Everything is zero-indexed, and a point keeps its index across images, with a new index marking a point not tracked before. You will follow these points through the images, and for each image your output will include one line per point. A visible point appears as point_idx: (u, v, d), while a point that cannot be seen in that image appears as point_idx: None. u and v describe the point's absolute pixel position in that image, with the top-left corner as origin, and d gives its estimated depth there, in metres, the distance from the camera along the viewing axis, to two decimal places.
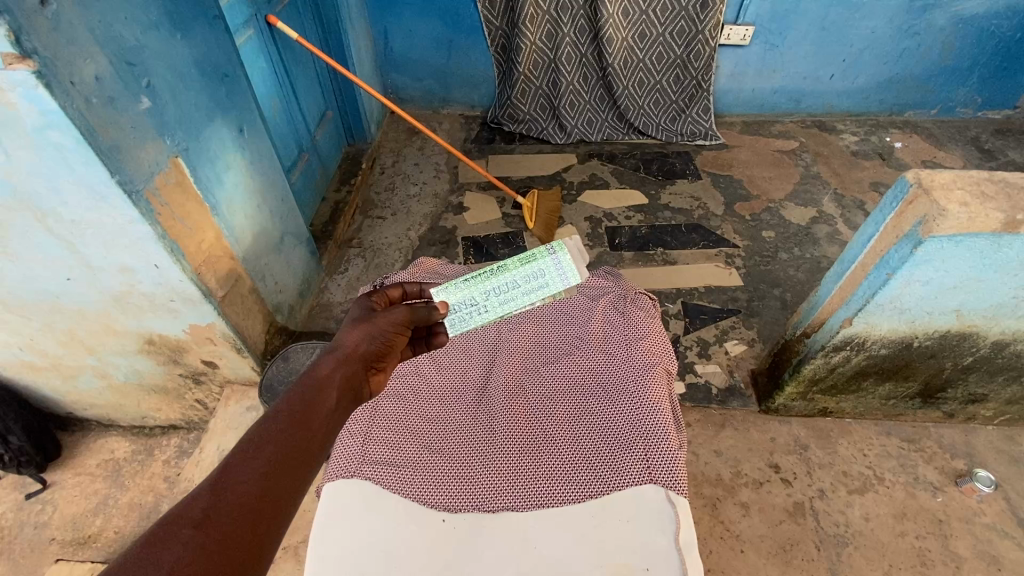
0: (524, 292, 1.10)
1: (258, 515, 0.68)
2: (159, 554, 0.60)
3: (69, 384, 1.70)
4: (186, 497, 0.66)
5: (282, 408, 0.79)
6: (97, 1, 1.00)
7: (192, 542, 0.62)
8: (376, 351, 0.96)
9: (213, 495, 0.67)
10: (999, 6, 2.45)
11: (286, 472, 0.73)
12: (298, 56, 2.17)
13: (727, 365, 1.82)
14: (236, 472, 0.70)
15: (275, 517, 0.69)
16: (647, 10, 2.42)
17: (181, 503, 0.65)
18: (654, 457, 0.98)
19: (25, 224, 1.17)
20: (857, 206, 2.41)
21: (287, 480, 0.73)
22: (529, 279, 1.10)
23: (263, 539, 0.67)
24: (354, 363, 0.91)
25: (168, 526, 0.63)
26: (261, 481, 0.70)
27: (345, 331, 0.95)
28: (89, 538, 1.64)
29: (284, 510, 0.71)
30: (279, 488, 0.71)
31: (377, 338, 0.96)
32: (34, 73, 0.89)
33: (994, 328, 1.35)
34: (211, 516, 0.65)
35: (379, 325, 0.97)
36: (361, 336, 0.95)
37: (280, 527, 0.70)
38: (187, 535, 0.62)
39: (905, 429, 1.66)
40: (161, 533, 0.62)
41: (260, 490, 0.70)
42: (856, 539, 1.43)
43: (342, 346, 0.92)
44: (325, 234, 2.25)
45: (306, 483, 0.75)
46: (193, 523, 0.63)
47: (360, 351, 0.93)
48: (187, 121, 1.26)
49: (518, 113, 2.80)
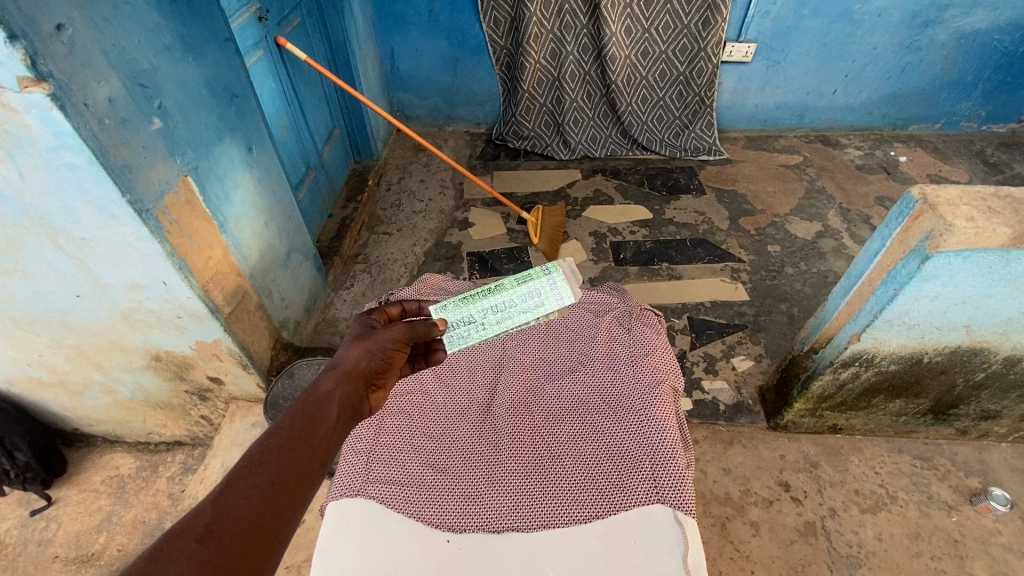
0: (522, 310, 1.10)
1: (259, 529, 0.67)
2: (163, 568, 0.59)
3: (75, 400, 1.71)
4: (189, 512, 0.66)
5: (284, 424, 0.79)
6: (112, 26, 1.02)
7: (195, 557, 0.61)
8: (377, 367, 0.95)
9: (217, 510, 0.67)
10: (1001, 21, 2.46)
11: (288, 488, 0.72)
12: (307, 76, 2.21)
13: (735, 381, 1.81)
14: (238, 488, 0.70)
15: (276, 533, 0.68)
16: (649, 28, 2.45)
17: (185, 517, 0.65)
18: (661, 475, 0.97)
19: (37, 242, 1.18)
20: (863, 220, 2.40)
21: (288, 495, 0.72)
22: (524, 299, 1.10)
23: (264, 554, 0.66)
24: (354, 380, 0.91)
25: (172, 541, 0.62)
26: (264, 496, 0.70)
27: (346, 349, 0.95)
28: (92, 556, 1.63)
29: (285, 525, 0.70)
30: (280, 504, 0.71)
31: (377, 354, 0.96)
32: (49, 96, 0.91)
33: (1005, 344, 1.34)
34: (214, 531, 0.64)
35: (379, 341, 0.97)
36: (361, 353, 0.95)
37: (281, 542, 0.69)
38: (191, 550, 0.62)
39: (917, 446, 1.64)
40: (165, 548, 0.61)
41: (262, 505, 0.69)
42: (870, 560, 1.39)
43: (342, 363, 0.92)
44: (331, 250, 2.27)
45: (308, 498, 0.74)
46: (196, 537, 0.63)
47: (361, 367, 0.93)
48: (197, 140, 1.28)
49: (523, 130, 2.83)
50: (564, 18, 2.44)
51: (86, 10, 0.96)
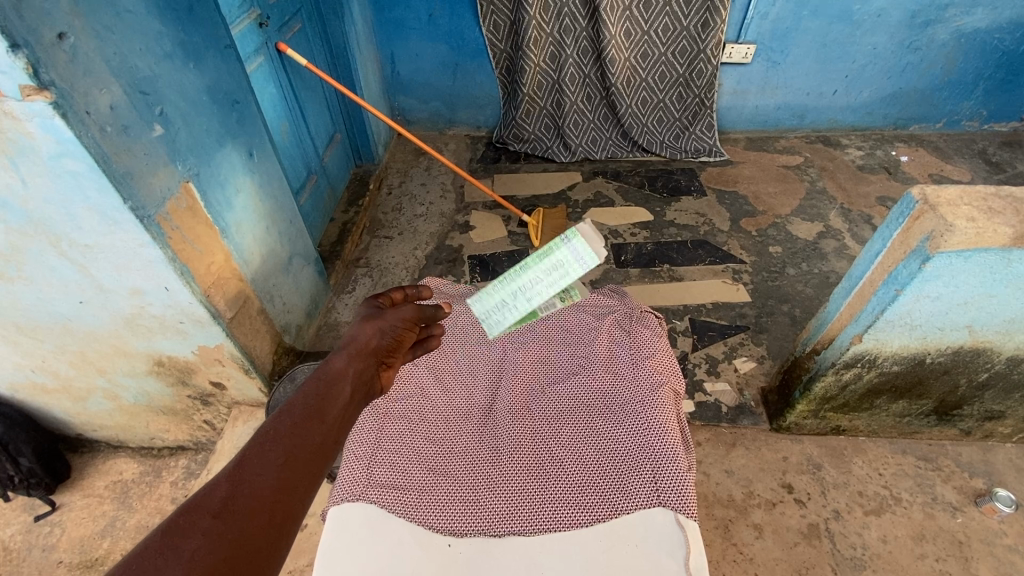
0: (547, 285, 1.08)
1: (274, 505, 0.66)
2: (179, 543, 0.59)
3: (79, 405, 1.72)
4: (204, 487, 0.65)
5: (297, 402, 0.79)
6: (113, 34, 1.03)
7: (210, 532, 0.61)
8: (387, 346, 0.95)
9: (231, 486, 0.66)
10: (1001, 19, 2.46)
11: (301, 464, 0.72)
12: (307, 80, 2.22)
13: (737, 382, 1.80)
14: (252, 464, 0.69)
15: (291, 509, 0.67)
16: (649, 30, 2.46)
17: (199, 493, 0.64)
18: (662, 478, 0.97)
19: (40, 249, 1.19)
20: (865, 220, 2.40)
21: (302, 472, 0.71)
22: (549, 273, 1.07)
23: (280, 529, 0.65)
24: (366, 357, 0.91)
25: (188, 515, 0.62)
26: (278, 472, 0.69)
27: (357, 328, 0.96)
28: (96, 561, 1.64)
29: (299, 502, 0.69)
30: (293, 481, 0.70)
31: (388, 332, 0.96)
32: (51, 104, 0.91)
33: (1008, 344, 1.33)
34: (230, 507, 0.64)
35: (389, 320, 0.98)
36: (373, 331, 0.95)
37: (297, 518, 0.68)
38: (206, 525, 0.61)
39: (921, 448, 1.63)
40: (181, 522, 0.61)
41: (277, 482, 0.69)
42: (874, 562, 1.39)
43: (354, 341, 0.92)
44: (333, 254, 2.27)
45: (322, 474, 0.74)
46: (212, 512, 0.62)
47: (372, 345, 0.93)
48: (198, 147, 1.29)
49: (523, 133, 2.84)
50: (563, 21, 2.45)
51: (86, 19, 0.97)
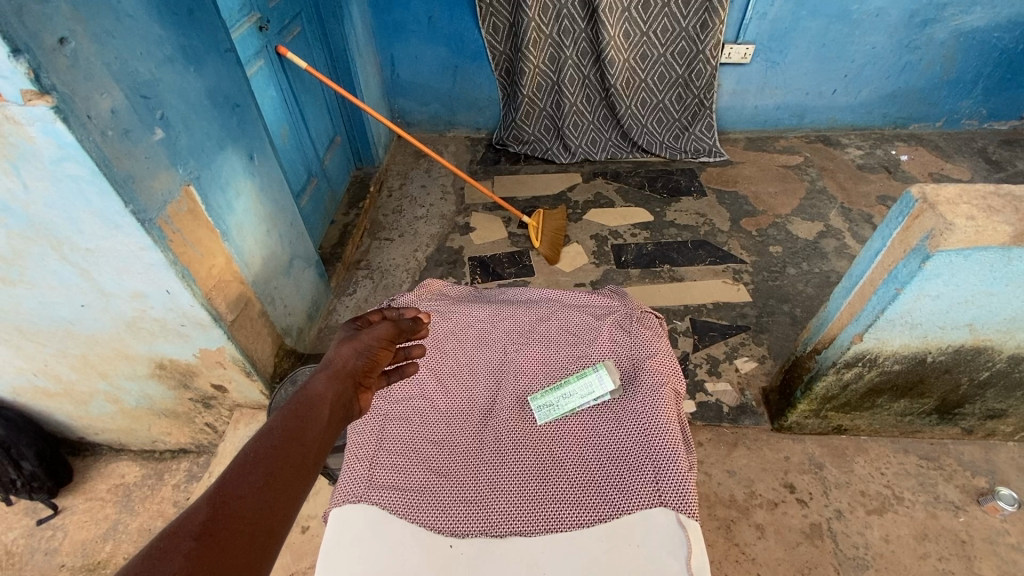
0: None
1: (256, 527, 0.66)
2: (160, 566, 0.57)
3: (81, 409, 1.72)
4: (184, 511, 0.64)
5: (275, 424, 0.79)
6: (115, 39, 1.04)
7: (192, 553, 0.60)
8: (364, 366, 0.97)
9: (213, 506, 0.65)
10: (1000, 18, 2.46)
11: (280, 486, 0.71)
12: (307, 84, 2.23)
13: (739, 382, 1.80)
14: (233, 486, 0.68)
15: (271, 531, 0.67)
16: (648, 32, 2.47)
17: (180, 516, 0.63)
18: (664, 477, 0.98)
19: (43, 253, 1.19)
20: (865, 220, 2.40)
21: (283, 493, 0.71)
22: None
23: (261, 552, 0.65)
24: (343, 379, 0.92)
25: (169, 538, 0.60)
26: (260, 492, 0.69)
27: (334, 351, 0.97)
28: (98, 564, 1.64)
29: (281, 524, 0.68)
30: (276, 501, 0.70)
31: (364, 353, 0.98)
32: (52, 108, 0.92)
33: (1009, 342, 1.33)
34: (212, 529, 0.63)
35: (365, 341, 1.00)
36: (349, 353, 0.97)
37: (277, 540, 0.67)
38: (187, 547, 0.60)
39: (923, 447, 1.63)
40: (162, 546, 0.59)
41: (257, 503, 0.68)
42: (877, 562, 1.38)
43: (332, 364, 0.94)
44: (334, 256, 2.28)
45: (302, 495, 0.73)
46: (194, 535, 0.61)
47: (348, 367, 0.94)
48: (198, 150, 1.29)
49: (523, 134, 2.85)
50: (562, 23, 2.45)
51: (88, 25, 0.98)
